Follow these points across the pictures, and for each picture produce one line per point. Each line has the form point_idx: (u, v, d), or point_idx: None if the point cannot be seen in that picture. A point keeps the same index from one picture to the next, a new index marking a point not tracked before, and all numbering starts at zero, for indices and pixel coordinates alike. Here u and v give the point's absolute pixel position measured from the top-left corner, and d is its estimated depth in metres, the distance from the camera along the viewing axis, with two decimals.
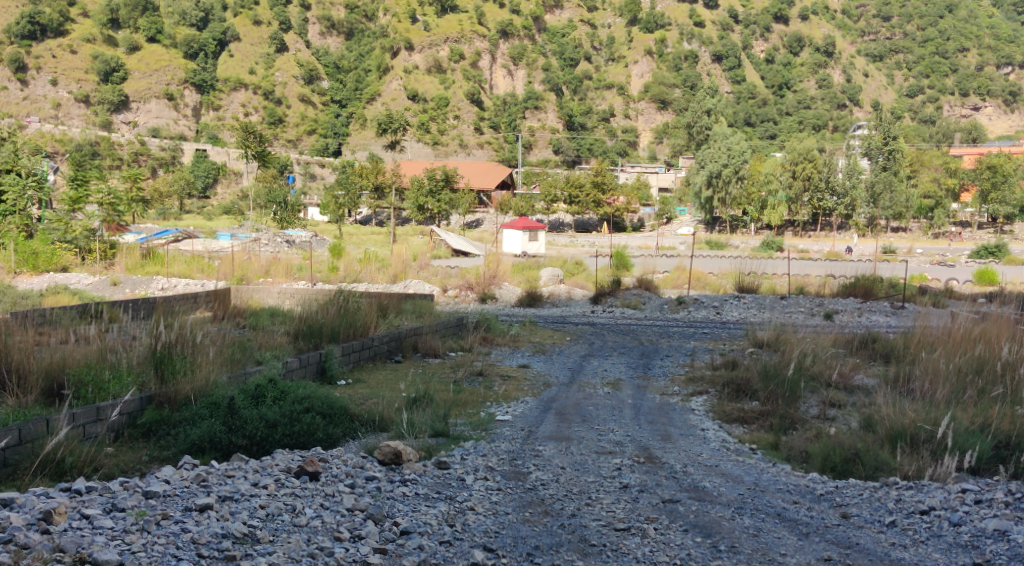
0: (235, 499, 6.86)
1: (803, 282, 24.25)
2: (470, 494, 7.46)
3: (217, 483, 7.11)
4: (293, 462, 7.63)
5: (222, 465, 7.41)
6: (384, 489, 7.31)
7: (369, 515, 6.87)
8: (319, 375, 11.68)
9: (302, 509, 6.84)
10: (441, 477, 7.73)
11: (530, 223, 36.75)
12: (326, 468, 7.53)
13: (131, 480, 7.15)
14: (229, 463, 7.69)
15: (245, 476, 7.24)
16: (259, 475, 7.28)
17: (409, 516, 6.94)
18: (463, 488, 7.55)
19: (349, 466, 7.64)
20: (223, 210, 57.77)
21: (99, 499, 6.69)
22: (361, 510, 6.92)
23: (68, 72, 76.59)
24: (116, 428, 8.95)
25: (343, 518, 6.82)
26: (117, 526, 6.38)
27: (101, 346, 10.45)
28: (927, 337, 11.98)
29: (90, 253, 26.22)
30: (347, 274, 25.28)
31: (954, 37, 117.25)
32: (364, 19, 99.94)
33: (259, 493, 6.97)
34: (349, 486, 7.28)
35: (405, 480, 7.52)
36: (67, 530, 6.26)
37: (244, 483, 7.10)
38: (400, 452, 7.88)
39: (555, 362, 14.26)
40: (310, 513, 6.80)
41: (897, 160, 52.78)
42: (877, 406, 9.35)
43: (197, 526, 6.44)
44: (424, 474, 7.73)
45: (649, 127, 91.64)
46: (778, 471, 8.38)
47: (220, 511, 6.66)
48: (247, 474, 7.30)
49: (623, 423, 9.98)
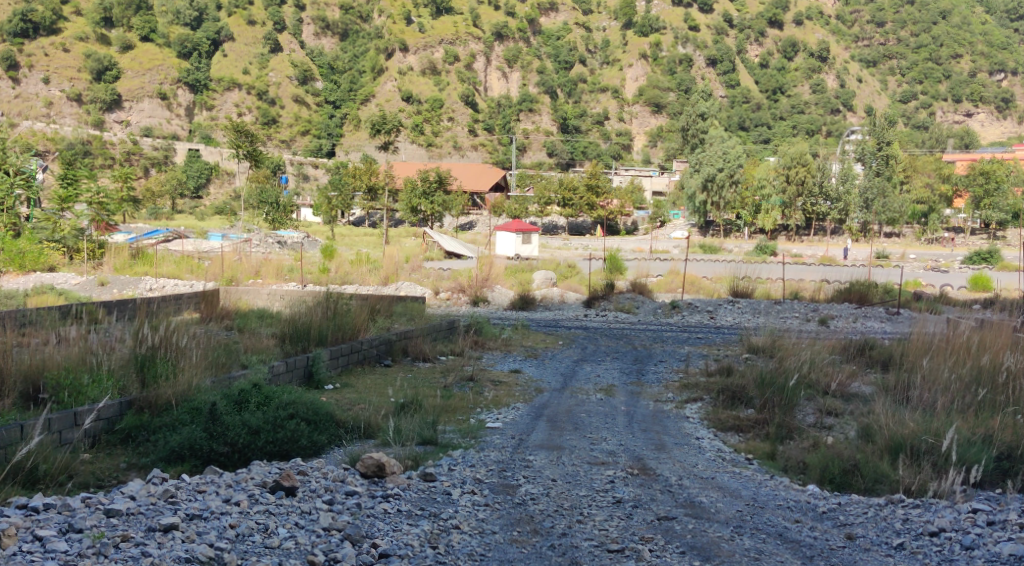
0: (204, 517, 6.59)
1: (798, 287, 24.06)
2: (457, 510, 7.22)
3: (186, 500, 6.83)
4: (270, 476, 7.38)
5: (193, 479, 7.17)
6: (365, 506, 7.04)
7: (347, 535, 6.60)
8: (306, 380, 11.43)
9: (275, 528, 6.57)
10: (426, 492, 7.49)
11: (524, 225, 36.46)
12: (304, 482, 7.27)
13: (95, 496, 6.89)
14: (202, 477, 7.46)
15: (217, 492, 6.98)
16: (232, 490, 7.02)
17: (390, 536, 6.67)
18: (448, 503, 7.31)
19: (329, 480, 7.39)
20: (216, 210, 57.49)
21: (56, 519, 6.40)
22: (339, 531, 6.64)
23: (61, 70, 76.05)
24: (92, 434, 8.70)
25: (319, 539, 6.54)
26: (72, 549, 6.10)
27: (85, 349, 10.19)
28: (926, 343, 11.75)
29: (77, 253, 25.93)
30: (338, 276, 25.03)
31: (948, 43, 117.27)
32: (360, 20, 99.70)
33: (231, 510, 6.71)
34: (327, 503, 7.02)
35: (389, 494, 7.25)
36: (16, 555, 5.98)
37: (215, 499, 6.83)
38: (384, 464, 7.61)
39: (546, 367, 14.02)
40: (284, 532, 6.53)
41: (891, 165, 52.35)
42: (876, 415, 9.11)
43: (160, 550, 6.14)
44: (408, 488, 7.48)
45: (643, 131, 91.22)
46: (775, 484, 8.16)
47: (186, 532, 6.38)
48: (219, 489, 7.05)
49: (616, 431, 9.75)
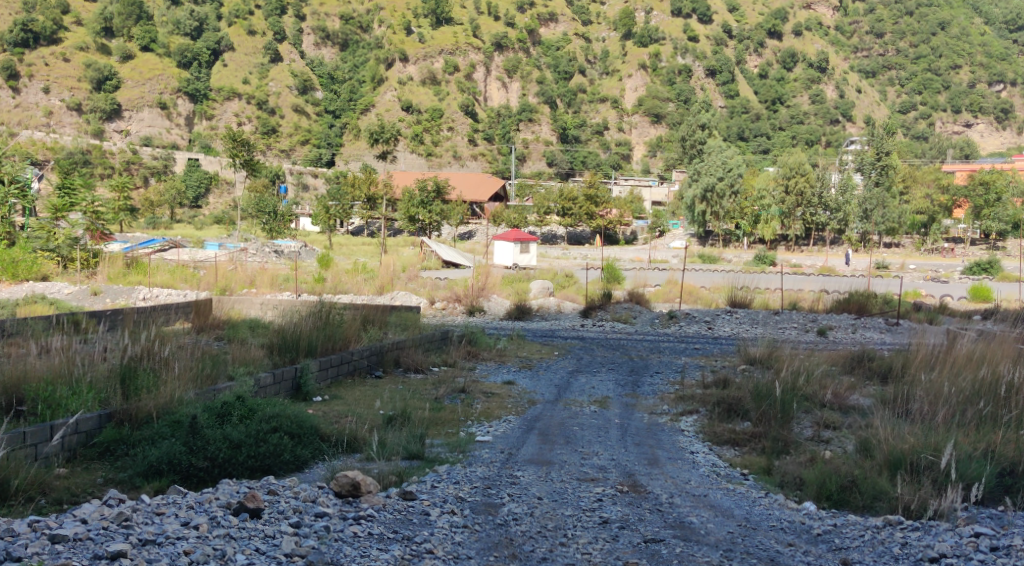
0: (158, 542, 6.37)
1: (796, 297, 23.85)
2: (433, 532, 6.98)
3: (142, 523, 6.60)
4: (235, 496, 7.14)
5: (152, 501, 6.96)
6: (334, 528, 6.80)
7: (310, 562, 6.35)
8: (294, 392, 11.18)
9: (233, 555, 6.31)
10: (403, 512, 7.23)
11: (522, 234, 36.21)
12: (271, 503, 7.03)
13: (46, 518, 6.65)
14: (166, 496, 7.24)
15: (176, 515, 6.75)
16: (193, 512, 6.79)
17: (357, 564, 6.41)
18: (425, 525, 7.07)
19: (299, 501, 7.15)
20: (214, 219, 57.22)
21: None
22: (301, 558, 6.39)
23: (60, 80, 75.67)
24: (69, 448, 8.46)
25: None
26: None
27: (68, 360, 9.94)
28: (927, 354, 11.49)
29: (71, 262, 25.61)
30: (334, 285, 24.79)
31: (947, 54, 117.18)
32: (360, 30, 99.55)
33: (189, 534, 6.47)
34: (293, 525, 6.77)
35: (360, 516, 7.00)
36: None
37: (173, 523, 6.59)
38: (359, 483, 7.37)
39: (540, 378, 13.73)
40: (242, 560, 6.26)
41: (889, 176, 52.48)
42: (875, 428, 8.88)
43: None
44: (383, 509, 7.22)
45: (643, 141, 91.27)
46: (770, 502, 7.92)
47: (134, 559, 6.13)
48: (179, 511, 6.82)
49: (608, 445, 9.49)
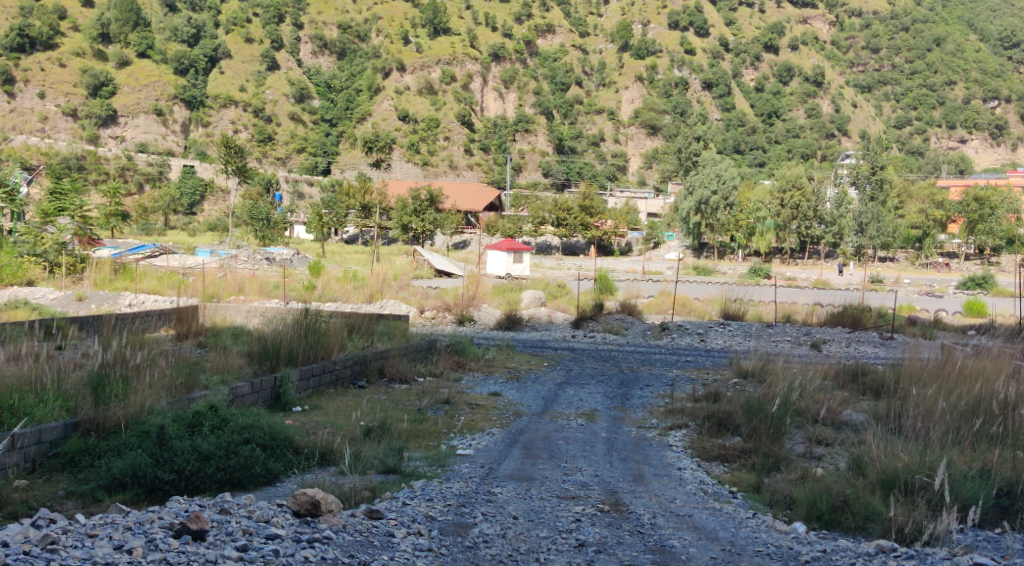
0: None
1: (791, 310, 23.62)
2: (393, 556, 6.66)
3: (69, 546, 6.29)
4: (179, 516, 6.82)
5: (88, 522, 6.65)
6: (283, 553, 6.46)
7: None
8: (273, 402, 10.85)
9: None
10: (366, 534, 6.91)
11: (515, 244, 36.05)
12: (218, 525, 6.70)
13: None
14: (110, 514, 6.94)
15: (112, 537, 6.44)
16: (130, 534, 6.48)
17: None
18: (388, 548, 6.76)
19: (252, 521, 6.84)
20: (208, 227, 56.81)
21: None
22: None
23: (56, 85, 74.94)
24: (31, 457, 8.14)
25: None
26: None
27: (38, 367, 9.57)
28: (920, 369, 11.23)
29: (57, 267, 25.19)
30: (324, 293, 24.44)
31: (942, 70, 117.29)
32: (357, 39, 99.23)
33: (120, 559, 6.17)
34: (239, 549, 6.45)
35: (315, 538, 6.68)
36: None
37: (107, 547, 6.30)
38: (319, 501, 7.07)
39: (528, 390, 13.41)
40: None
41: (884, 190, 53.17)
42: (868, 445, 8.57)
43: None
44: (343, 529, 6.90)
45: (639, 153, 91.42)
46: (757, 524, 7.61)
47: None
48: (115, 533, 6.50)
49: (594, 460, 9.18)
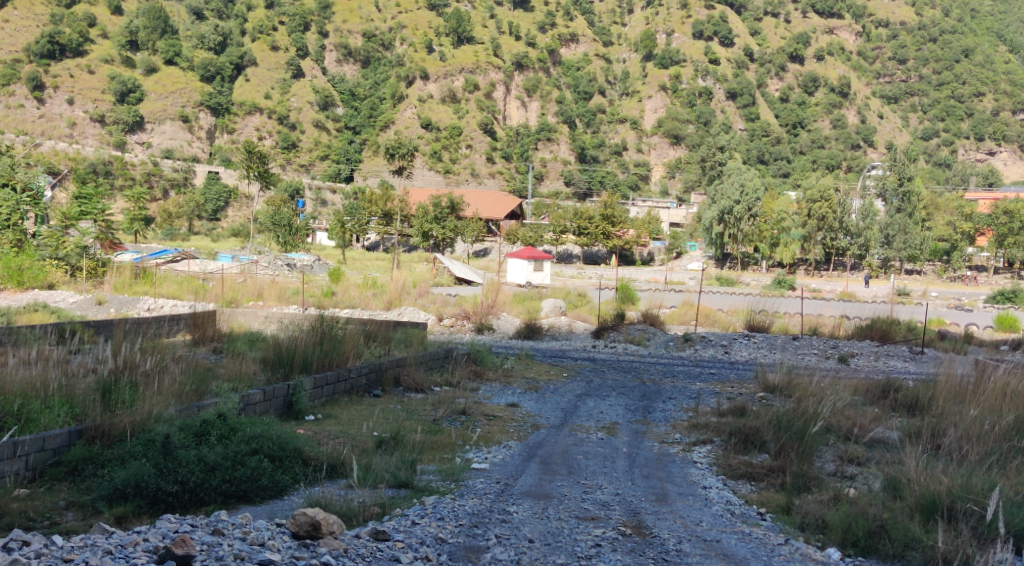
0: None
1: (816, 322, 23.13)
2: None
3: None
4: (167, 538, 6.52)
5: (73, 544, 6.37)
6: None
7: None
8: (286, 410, 10.55)
9: None
10: (368, 559, 6.58)
11: (536, 252, 35.55)
12: (207, 548, 6.39)
13: None
14: (96, 532, 6.64)
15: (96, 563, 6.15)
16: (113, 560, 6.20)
17: None
18: None
19: (245, 544, 6.53)
20: (232, 233, 56.77)
21: None
22: None
23: (84, 92, 75.23)
24: (34, 467, 7.87)
25: None
26: None
27: (48, 370, 9.26)
28: (957, 385, 10.77)
29: (79, 271, 25.00)
30: (342, 299, 24.24)
31: (971, 81, 115.91)
32: (382, 48, 99.06)
33: None
34: None
35: None
36: None
37: None
38: (320, 522, 6.73)
39: (547, 402, 12.99)
40: None
41: (911, 202, 51.82)
42: (905, 466, 8.17)
43: None
44: (343, 554, 6.59)
45: (661, 162, 90.92)
46: (791, 552, 7.21)
47: None
48: (97, 559, 6.21)
49: (614, 477, 8.80)
